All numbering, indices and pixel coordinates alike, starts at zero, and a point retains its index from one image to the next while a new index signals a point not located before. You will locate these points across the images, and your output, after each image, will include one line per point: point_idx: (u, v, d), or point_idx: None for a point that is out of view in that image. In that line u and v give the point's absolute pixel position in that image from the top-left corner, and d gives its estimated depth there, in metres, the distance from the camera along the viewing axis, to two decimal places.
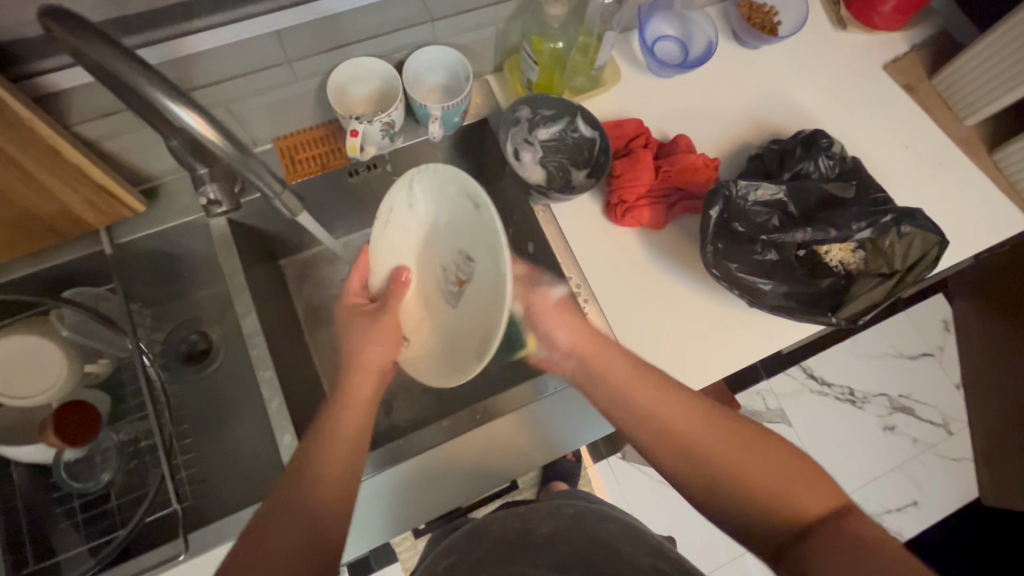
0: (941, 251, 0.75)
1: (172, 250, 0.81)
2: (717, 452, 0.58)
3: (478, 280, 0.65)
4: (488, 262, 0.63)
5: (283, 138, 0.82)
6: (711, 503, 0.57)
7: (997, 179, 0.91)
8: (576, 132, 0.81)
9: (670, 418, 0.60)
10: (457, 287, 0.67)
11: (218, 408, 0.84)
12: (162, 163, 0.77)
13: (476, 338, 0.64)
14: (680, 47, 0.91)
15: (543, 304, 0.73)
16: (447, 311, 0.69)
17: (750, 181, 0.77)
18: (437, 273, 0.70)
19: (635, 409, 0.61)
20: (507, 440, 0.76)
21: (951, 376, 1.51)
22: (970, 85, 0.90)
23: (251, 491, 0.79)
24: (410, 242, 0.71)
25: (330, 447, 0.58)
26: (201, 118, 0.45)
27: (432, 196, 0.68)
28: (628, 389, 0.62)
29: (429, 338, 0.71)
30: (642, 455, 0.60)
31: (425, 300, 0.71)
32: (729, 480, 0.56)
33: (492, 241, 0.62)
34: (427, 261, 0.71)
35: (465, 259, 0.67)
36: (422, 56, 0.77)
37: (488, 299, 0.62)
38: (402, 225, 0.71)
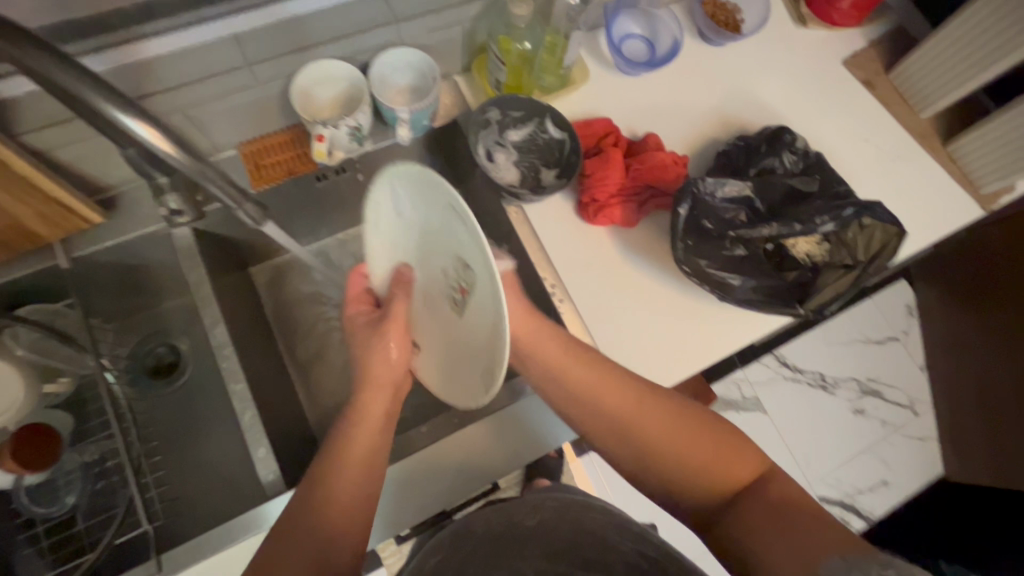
0: (899, 241, 0.78)
1: (135, 261, 0.78)
2: (655, 435, 0.58)
3: (478, 291, 0.53)
4: (486, 275, 0.51)
5: (248, 143, 0.80)
6: (637, 465, 0.60)
7: (951, 169, 0.95)
8: (546, 133, 0.81)
9: (612, 406, 0.60)
10: (457, 297, 0.57)
11: (191, 422, 0.82)
12: (119, 173, 0.74)
13: (482, 359, 0.55)
14: (646, 45, 0.92)
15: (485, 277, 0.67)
16: (450, 322, 0.59)
17: (716, 178, 0.78)
18: (438, 277, 0.60)
19: (595, 399, 0.61)
20: (506, 431, 0.77)
21: (916, 358, 1.57)
22: (925, 79, 0.93)
23: (227, 506, 0.77)
24: (406, 244, 0.63)
25: (335, 472, 0.57)
26: (156, 130, 0.44)
27: (414, 193, 0.57)
28: (590, 371, 0.62)
29: (432, 349, 0.64)
30: (600, 441, 0.61)
31: (425, 305, 0.64)
32: (660, 455, 0.58)
33: (483, 252, 0.51)
34: (427, 264, 0.61)
35: (463, 266, 0.55)
36: (389, 57, 0.76)
37: (486, 328, 0.53)
38: (393, 223, 0.62)
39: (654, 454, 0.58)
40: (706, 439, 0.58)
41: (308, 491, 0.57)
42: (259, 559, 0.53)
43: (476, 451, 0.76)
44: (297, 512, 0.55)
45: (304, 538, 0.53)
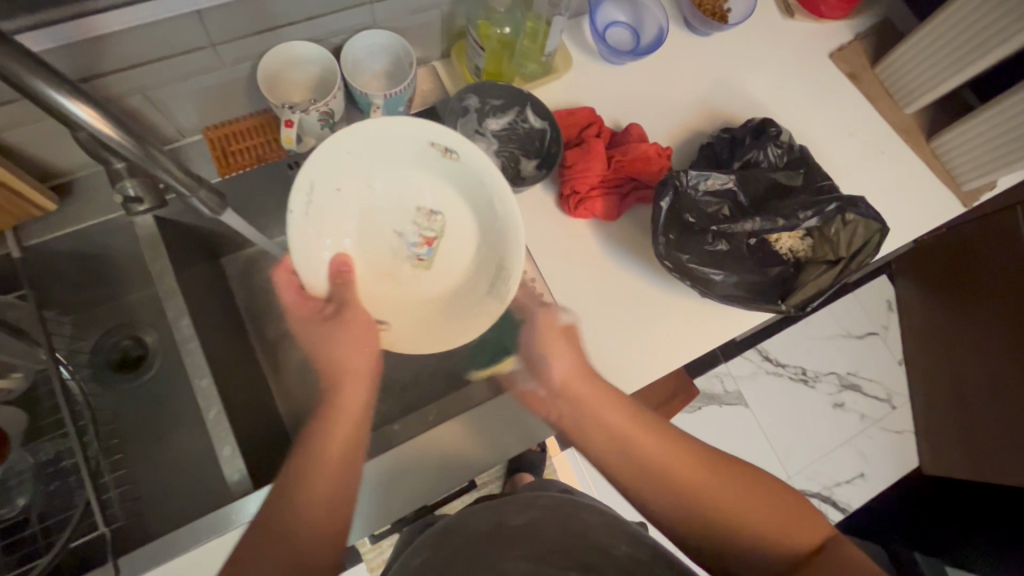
0: (882, 238, 0.76)
1: (95, 251, 0.74)
2: (724, 499, 0.57)
3: (448, 234, 0.70)
4: (460, 214, 0.69)
5: (214, 127, 0.76)
6: (665, 513, 0.58)
7: (934, 166, 0.94)
8: (526, 122, 0.78)
9: (677, 470, 0.59)
10: (422, 245, 0.70)
11: (156, 419, 0.79)
12: (75, 157, 0.70)
13: (479, 275, 0.68)
14: (631, 34, 0.89)
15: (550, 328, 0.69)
16: (416, 276, 0.70)
17: (699, 171, 0.76)
18: (388, 242, 0.70)
19: (661, 466, 0.59)
20: (485, 428, 0.74)
21: (894, 353, 1.59)
22: (910, 73, 0.92)
23: (193, 505, 0.75)
24: (345, 227, 0.68)
25: (306, 474, 0.55)
26: (94, 111, 0.41)
27: (364, 161, 0.65)
28: (660, 442, 0.60)
29: (390, 319, 0.69)
30: (661, 512, 0.58)
31: (375, 281, 0.70)
32: (713, 512, 0.57)
33: (457, 200, 0.69)
34: (368, 240, 0.69)
35: (426, 216, 0.69)
36: (362, 41, 0.72)
37: (470, 256, 0.70)
38: (325, 203, 0.65)
39: (726, 521, 0.56)
40: (772, 499, 0.58)
41: (278, 499, 0.54)
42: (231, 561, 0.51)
43: (454, 448, 0.73)
44: (267, 521, 0.53)
45: (280, 546, 0.52)
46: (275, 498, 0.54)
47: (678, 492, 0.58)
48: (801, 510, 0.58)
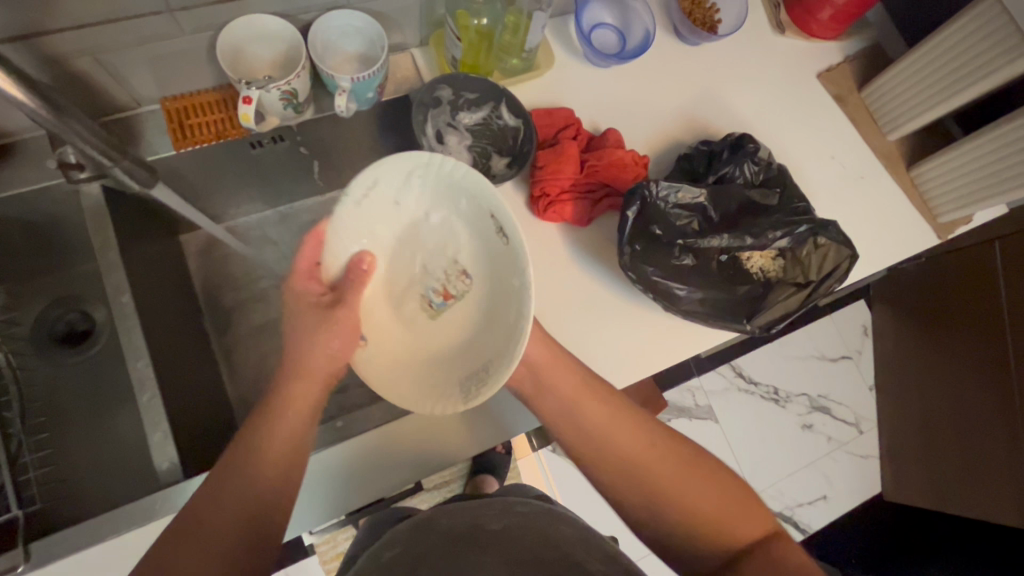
0: (851, 264, 0.76)
1: (36, 219, 0.71)
2: (666, 480, 0.57)
3: (466, 302, 0.60)
4: (485, 293, 0.58)
5: (172, 98, 0.72)
6: (609, 482, 0.59)
7: (911, 195, 0.93)
8: (501, 119, 0.76)
9: (623, 444, 0.59)
10: (438, 296, 0.61)
11: (93, 399, 0.76)
12: (19, 118, 0.66)
13: (471, 360, 0.57)
14: (617, 36, 0.87)
15: None
16: (423, 324, 0.62)
17: (671, 183, 0.73)
18: (416, 273, 0.62)
19: (604, 434, 0.60)
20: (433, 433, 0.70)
21: (865, 378, 1.59)
22: (896, 100, 0.91)
23: (125, 490, 0.72)
24: (386, 232, 0.60)
25: (238, 481, 0.54)
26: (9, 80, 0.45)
27: (425, 188, 0.57)
28: (604, 409, 0.61)
29: (385, 345, 0.61)
30: (602, 480, 0.59)
31: (391, 302, 0.62)
32: (653, 492, 0.57)
33: (489, 275, 0.58)
34: (402, 257, 0.62)
35: (456, 272, 0.60)
36: (333, 20, 0.69)
37: (477, 334, 0.58)
38: (378, 210, 0.58)
39: (661, 500, 0.57)
40: (711, 487, 0.57)
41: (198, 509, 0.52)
42: (185, 519, 0.52)
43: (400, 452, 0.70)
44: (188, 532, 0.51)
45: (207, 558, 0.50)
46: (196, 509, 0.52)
47: (624, 461, 0.59)
48: (745, 503, 0.57)
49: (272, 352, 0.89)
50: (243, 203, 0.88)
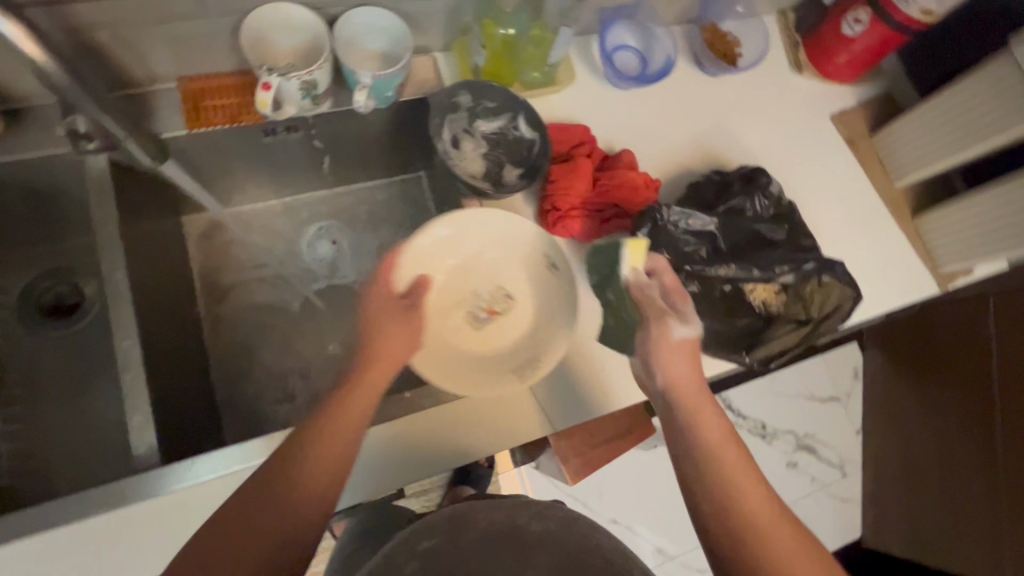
0: (853, 305, 0.76)
1: (37, 186, 0.69)
2: (779, 550, 0.55)
3: (511, 320, 0.70)
4: (529, 313, 0.71)
5: (190, 78, 0.72)
6: (714, 526, 0.57)
7: (915, 243, 0.94)
8: (518, 130, 0.76)
9: (746, 497, 0.58)
10: (484, 315, 0.70)
11: (73, 378, 0.74)
12: (34, 84, 0.65)
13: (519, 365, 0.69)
14: (639, 59, 0.87)
15: (665, 341, 0.67)
16: (466, 337, 0.69)
17: (682, 210, 0.73)
18: (466, 294, 0.70)
19: (730, 479, 0.59)
20: (422, 439, 0.69)
21: (853, 422, 1.59)
22: (906, 148, 0.92)
23: (99, 474, 0.70)
24: (444, 255, 0.69)
25: (300, 461, 0.54)
26: (23, 30, 0.45)
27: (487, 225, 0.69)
28: (735, 457, 0.61)
29: (434, 358, 0.67)
30: (705, 522, 0.58)
31: (438, 316, 0.69)
32: (759, 556, 0.55)
33: (535, 297, 0.71)
34: (453, 279, 0.70)
35: (502, 296, 0.71)
36: (358, 17, 0.69)
37: (522, 344, 0.70)
38: (448, 239, 0.69)
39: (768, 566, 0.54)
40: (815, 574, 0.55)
41: (198, 558, 0.50)
42: (250, 483, 0.54)
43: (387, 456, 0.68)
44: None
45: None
46: (199, 554, 0.50)
47: (759, 535, 0.56)
48: None
49: (265, 343, 0.88)
50: (249, 190, 0.88)
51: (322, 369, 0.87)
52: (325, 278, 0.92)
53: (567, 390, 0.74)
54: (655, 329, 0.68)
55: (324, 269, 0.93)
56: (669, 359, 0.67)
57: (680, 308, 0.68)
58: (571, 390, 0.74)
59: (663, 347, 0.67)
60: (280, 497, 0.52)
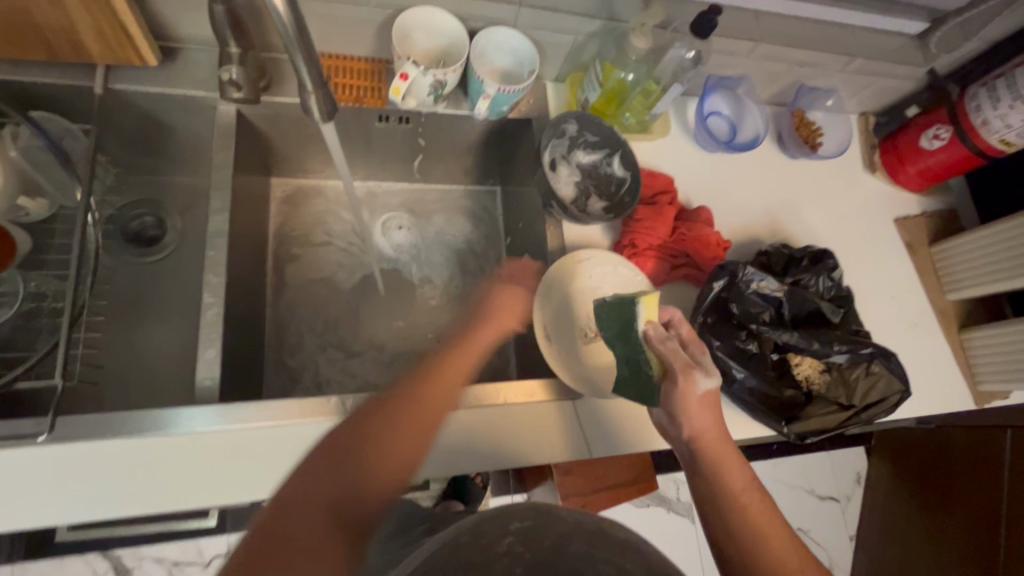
0: (900, 398, 0.77)
1: (166, 120, 0.74)
2: None
3: None
4: None
5: (328, 57, 0.78)
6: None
7: (958, 357, 0.96)
8: (610, 167, 0.80)
9: (778, 555, 0.59)
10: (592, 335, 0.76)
11: (143, 303, 0.78)
12: (194, 29, 0.71)
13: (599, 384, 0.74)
14: (730, 126, 0.92)
15: (688, 397, 0.64)
16: (572, 350, 0.76)
17: (756, 270, 0.76)
18: (581, 312, 0.77)
19: (759, 535, 0.60)
20: (459, 435, 0.71)
21: (847, 528, 1.57)
22: (962, 264, 0.95)
23: (150, 397, 0.73)
24: (575, 275, 0.77)
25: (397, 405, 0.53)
26: None
27: (612, 265, 0.77)
28: (764, 512, 0.61)
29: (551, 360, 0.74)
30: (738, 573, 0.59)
31: (557, 327, 0.77)
32: None
33: None
34: (575, 298, 0.77)
35: None
36: (499, 34, 0.75)
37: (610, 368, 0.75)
38: (586, 264, 0.77)
39: None
40: None
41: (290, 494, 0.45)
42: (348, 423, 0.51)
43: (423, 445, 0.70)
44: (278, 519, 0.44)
45: (296, 555, 0.41)
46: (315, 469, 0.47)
47: None
48: None
49: (321, 312, 0.90)
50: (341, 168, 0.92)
51: (368, 347, 0.90)
52: (389, 263, 0.95)
53: (596, 418, 0.75)
54: (681, 381, 0.64)
55: (389, 254, 0.96)
56: (693, 412, 0.64)
57: (701, 359, 0.66)
58: (603, 418, 0.76)
59: (687, 398, 0.64)
60: (398, 428, 0.51)
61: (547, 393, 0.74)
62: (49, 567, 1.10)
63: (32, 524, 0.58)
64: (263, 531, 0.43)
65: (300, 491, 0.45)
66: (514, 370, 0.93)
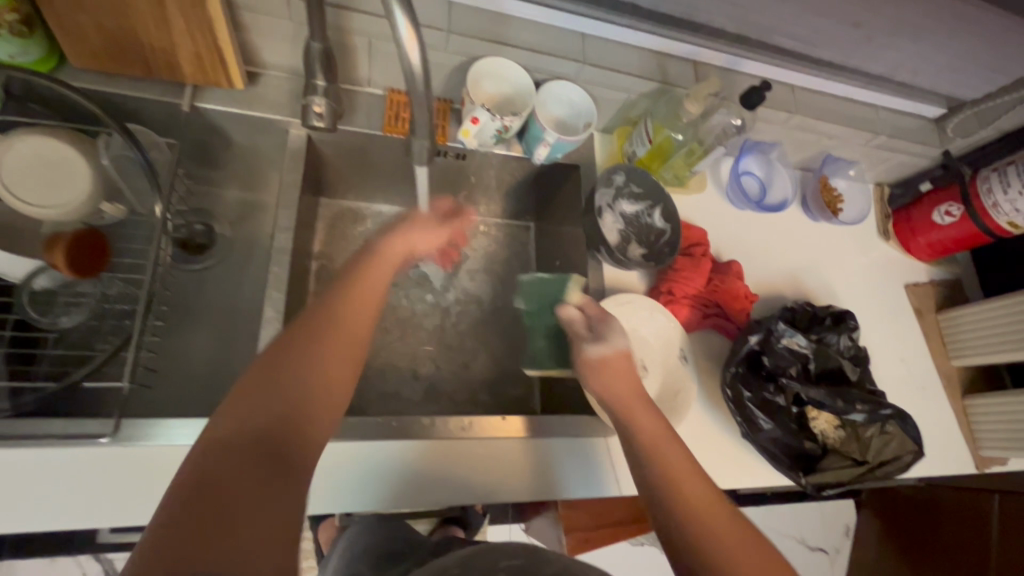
0: (912, 459, 0.80)
1: (238, 137, 0.78)
2: (729, 547, 0.54)
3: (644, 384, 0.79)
4: (654, 385, 0.80)
5: (397, 91, 0.80)
6: (669, 522, 0.57)
7: (961, 420, 1.00)
8: (650, 218, 0.85)
9: (692, 493, 0.57)
10: None
11: (194, 311, 0.81)
12: (279, 58, 0.75)
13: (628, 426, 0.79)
14: (760, 187, 0.98)
15: (588, 364, 0.71)
16: None
17: (786, 327, 0.80)
18: None
19: (673, 477, 0.59)
20: (496, 466, 0.73)
21: None
22: (968, 332, 1.01)
23: (197, 401, 0.76)
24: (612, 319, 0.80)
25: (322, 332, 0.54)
26: (413, 33, 0.45)
27: (647, 311, 0.81)
28: (681, 458, 0.61)
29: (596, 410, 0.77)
30: (665, 523, 0.57)
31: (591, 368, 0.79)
32: (716, 549, 0.53)
33: (667, 380, 0.80)
34: None
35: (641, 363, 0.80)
36: (559, 87, 0.80)
37: None
38: (623, 308, 0.81)
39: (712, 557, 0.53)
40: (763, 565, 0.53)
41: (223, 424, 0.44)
42: (267, 357, 0.50)
43: (461, 471, 0.72)
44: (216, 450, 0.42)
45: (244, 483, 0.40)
46: (248, 387, 0.47)
47: (711, 534, 0.54)
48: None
49: None
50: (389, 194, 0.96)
51: (399, 370, 0.91)
52: (425, 287, 0.98)
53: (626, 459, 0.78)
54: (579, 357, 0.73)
55: (426, 280, 0.99)
56: (601, 378, 0.70)
57: (599, 329, 0.74)
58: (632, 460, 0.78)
59: (587, 363, 0.71)
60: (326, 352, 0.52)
61: (581, 428, 0.77)
62: (38, 568, 1.07)
63: (61, 526, 0.57)
64: (195, 461, 0.41)
65: (233, 409, 0.45)
66: (538, 403, 0.95)
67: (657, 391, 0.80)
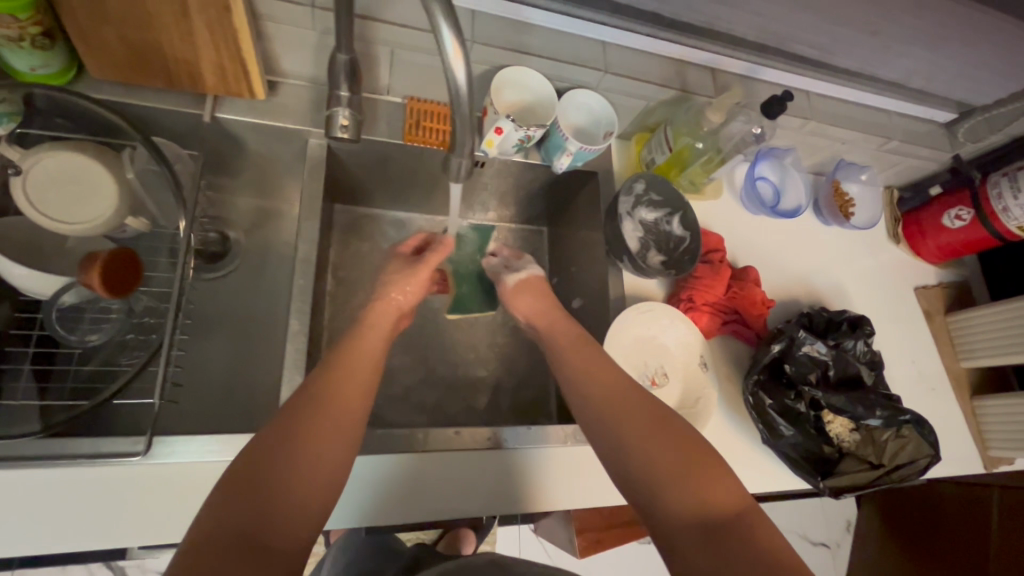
0: (928, 462, 0.82)
1: (257, 147, 0.77)
2: (633, 419, 0.59)
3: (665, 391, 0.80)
4: (676, 393, 0.80)
5: (415, 99, 0.79)
6: (590, 412, 0.63)
7: (970, 421, 1.02)
8: (669, 225, 0.86)
9: (602, 379, 0.64)
10: (648, 385, 0.80)
11: (215, 321, 0.80)
12: (299, 67, 0.75)
13: None
14: (775, 192, 0.99)
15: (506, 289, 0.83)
16: None
17: (807, 335, 0.81)
18: (637, 363, 0.80)
19: (587, 369, 0.66)
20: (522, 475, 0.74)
21: None
22: (977, 334, 1.02)
23: (220, 413, 0.75)
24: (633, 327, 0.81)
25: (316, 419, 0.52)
26: (459, 50, 0.45)
27: (667, 319, 0.82)
28: (596, 360, 0.67)
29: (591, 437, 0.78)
30: (585, 414, 0.63)
31: None
32: (626, 426, 0.59)
33: (688, 387, 0.81)
34: (633, 350, 0.81)
35: (663, 370, 0.81)
36: (578, 95, 0.80)
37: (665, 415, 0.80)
38: (645, 317, 0.81)
39: (624, 432, 0.59)
40: (670, 435, 0.58)
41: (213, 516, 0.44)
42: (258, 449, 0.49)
43: (489, 480, 0.72)
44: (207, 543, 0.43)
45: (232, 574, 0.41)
46: (232, 484, 0.46)
47: (615, 411, 0.61)
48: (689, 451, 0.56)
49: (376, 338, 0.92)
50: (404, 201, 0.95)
51: (415, 378, 0.91)
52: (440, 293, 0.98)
53: None
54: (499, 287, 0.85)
55: None
56: (517, 300, 0.81)
57: (517, 263, 0.86)
58: None
59: (512, 291, 0.82)
60: (303, 454, 0.50)
61: None
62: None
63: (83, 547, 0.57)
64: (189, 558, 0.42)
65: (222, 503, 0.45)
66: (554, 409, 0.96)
67: (679, 398, 0.80)
